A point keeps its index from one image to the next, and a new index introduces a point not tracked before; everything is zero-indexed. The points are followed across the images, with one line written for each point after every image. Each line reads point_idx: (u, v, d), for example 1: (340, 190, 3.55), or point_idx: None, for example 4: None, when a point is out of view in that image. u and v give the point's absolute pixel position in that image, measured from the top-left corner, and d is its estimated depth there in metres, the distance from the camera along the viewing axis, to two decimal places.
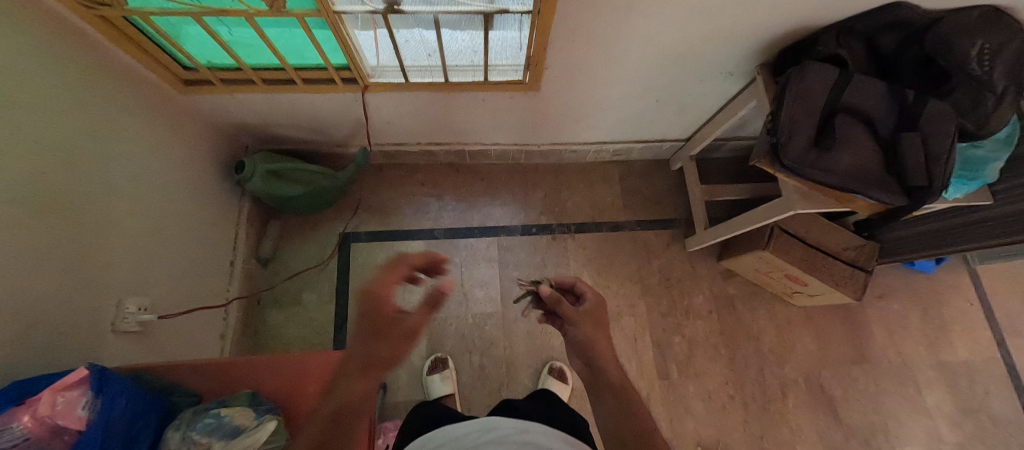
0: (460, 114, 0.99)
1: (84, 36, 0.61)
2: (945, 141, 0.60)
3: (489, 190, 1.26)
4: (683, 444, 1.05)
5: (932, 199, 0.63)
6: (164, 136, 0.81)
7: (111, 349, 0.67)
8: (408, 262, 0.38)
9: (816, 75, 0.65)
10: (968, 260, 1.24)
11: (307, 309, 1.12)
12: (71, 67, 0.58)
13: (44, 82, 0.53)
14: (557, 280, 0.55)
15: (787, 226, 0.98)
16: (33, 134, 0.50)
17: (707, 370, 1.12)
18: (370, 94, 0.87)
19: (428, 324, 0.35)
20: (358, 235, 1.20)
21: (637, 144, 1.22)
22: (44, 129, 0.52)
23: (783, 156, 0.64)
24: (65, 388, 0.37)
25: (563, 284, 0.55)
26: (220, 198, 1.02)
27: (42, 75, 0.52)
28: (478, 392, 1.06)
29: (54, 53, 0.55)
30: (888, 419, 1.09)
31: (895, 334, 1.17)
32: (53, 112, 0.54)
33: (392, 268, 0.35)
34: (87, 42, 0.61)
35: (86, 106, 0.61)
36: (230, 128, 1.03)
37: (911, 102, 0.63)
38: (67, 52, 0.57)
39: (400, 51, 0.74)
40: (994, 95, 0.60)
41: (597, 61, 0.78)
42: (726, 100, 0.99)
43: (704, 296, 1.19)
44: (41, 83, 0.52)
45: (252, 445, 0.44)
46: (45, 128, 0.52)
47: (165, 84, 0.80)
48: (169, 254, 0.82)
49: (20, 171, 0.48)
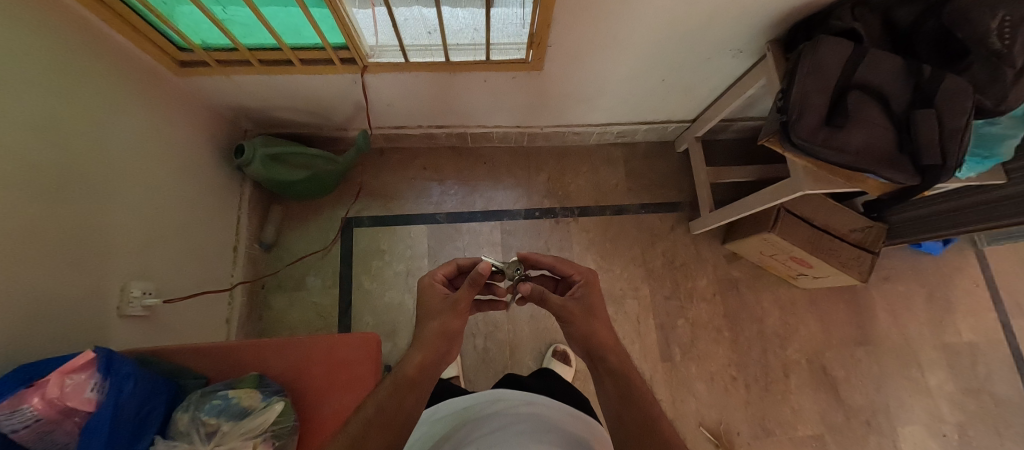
0: (461, 95, 0.97)
1: (74, 15, 0.58)
2: (962, 117, 0.57)
3: (492, 174, 1.24)
4: (685, 423, 1.07)
5: (946, 177, 0.61)
6: (162, 120, 0.79)
7: (118, 333, 0.67)
8: (456, 262, 0.51)
9: (831, 49, 0.62)
10: (975, 242, 1.22)
11: (311, 293, 1.13)
12: (65, 47, 0.56)
13: (37, 66, 0.51)
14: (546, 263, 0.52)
15: (794, 207, 0.96)
16: (29, 121, 0.49)
17: (709, 352, 1.13)
18: (369, 75, 0.85)
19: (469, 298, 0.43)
20: (361, 220, 1.19)
21: (643, 125, 1.20)
22: (44, 113, 0.51)
23: (792, 135, 0.63)
24: (74, 370, 0.37)
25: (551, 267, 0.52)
26: (221, 184, 1.01)
27: (35, 59, 0.50)
28: (482, 374, 1.08)
29: (47, 35, 0.53)
30: (890, 400, 1.10)
31: (898, 316, 1.17)
32: (48, 96, 0.52)
33: (443, 263, 0.49)
34: (81, 23, 0.59)
35: (83, 88, 0.59)
36: (227, 111, 1.01)
37: (927, 77, 0.59)
38: (62, 33, 0.56)
39: (400, 30, 0.71)
40: (1015, 69, 0.55)
41: (603, 39, 0.76)
42: (734, 79, 0.96)
43: (708, 279, 1.19)
44: (34, 66, 0.50)
45: (260, 426, 0.44)
46: (40, 114, 0.50)
47: (162, 67, 0.78)
48: (172, 240, 0.82)
49: (17, 159, 0.47)
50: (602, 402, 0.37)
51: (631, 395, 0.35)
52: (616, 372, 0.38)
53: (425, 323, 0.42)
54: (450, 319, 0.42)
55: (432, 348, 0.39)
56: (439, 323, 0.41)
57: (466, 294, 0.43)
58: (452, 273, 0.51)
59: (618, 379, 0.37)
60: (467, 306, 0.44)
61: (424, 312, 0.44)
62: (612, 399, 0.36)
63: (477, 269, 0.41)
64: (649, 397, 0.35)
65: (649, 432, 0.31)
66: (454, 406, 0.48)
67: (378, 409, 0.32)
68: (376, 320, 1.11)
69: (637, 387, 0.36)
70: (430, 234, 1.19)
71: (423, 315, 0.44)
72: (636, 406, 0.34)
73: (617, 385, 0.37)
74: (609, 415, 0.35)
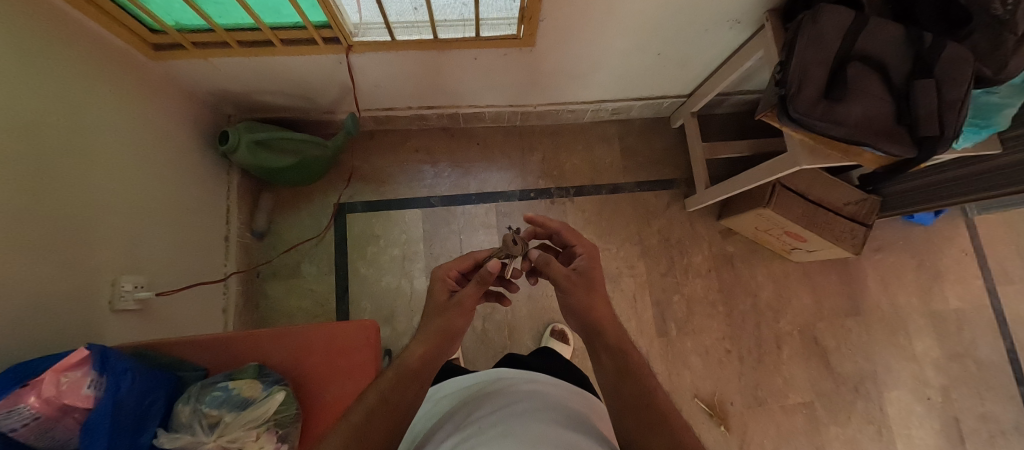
0: (451, 74, 0.93)
1: (52, 6, 0.55)
2: (961, 87, 0.56)
3: (486, 156, 1.22)
4: (681, 395, 1.10)
5: (943, 148, 0.60)
6: (143, 110, 0.76)
7: (112, 328, 0.67)
8: (473, 257, 0.49)
9: (832, 18, 0.60)
10: (966, 212, 1.24)
11: (308, 281, 1.13)
12: (45, 40, 0.54)
13: (11, 58, 0.47)
14: (550, 224, 0.52)
15: (788, 182, 0.96)
16: (5, 118, 0.46)
17: (705, 327, 1.15)
18: (353, 55, 0.81)
19: (478, 297, 0.42)
20: (354, 206, 1.17)
21: (638, 102, 1.17)
22: (28, 111, 0.50)
23: (791, 109, 0.61)
24: (69, 368, 0.37)
25: (548, 228, 0.53)
26: (208, 173, 0.99)
27: (18, 55, 0.49)
28: (482, 354, 1.10)
29: (20, 24, 0.49)
30: (877, 366, 1.14)
31: (888, 286, 1.20)
32: (28, 92, 0.50)
33: (460, 260, 0.48)
34: (59, 13, 0.57)
35: (65, 83, 0.57)
36: (207, 97, 0.97)
37: (928, 46, 0.57)
38: (41, 23, 0.53)
39: (385, 6, 0.68)
40: (1016, 35, 0.53)
41: (596, 13, 0.73)
42: (731, 52, 0.93)
43: (703, 255, 1.20)
44: (17, 63, 0.48)
45: (263, 415, 0.44)
46: (21, 110, 0.48)
47: (133, 51, 0.73)
48: (160, 232, 0.80)
49: (5, 160, 0.46)
50: (599, 378, 0.37)
51: (627, 369, 0.35)
52: (613, 348, 0.38)
53: (431, 323, 0.41)
54: (455, 317, 0.41)
55: (438, 349, 0.38)
56: (443, 320, 0.40)
57: (472, 293, 0.42)
58: (468, 269, 0.49)
59: (614, 354, 0.37)
60: (473, 304, 0.43)
61: (433, 307, 0.44)
62: (608, 373, 0.36)
63: (487, 269, 0.42)
64: (644, 371, 0.36)
65: (645, 405, 0.32)
66: (455, 386, 0.49)
67: (379, 399, 0.32)
68: (374, 306, 1.12)
69: (632, 362, 0.36)
70: (425, 218, 1.17)
71: (438, 309, 0.43)
72: (631, 379, 0.35)
73: (614, 359, 0.37)
74: (606, 389, 0.36)
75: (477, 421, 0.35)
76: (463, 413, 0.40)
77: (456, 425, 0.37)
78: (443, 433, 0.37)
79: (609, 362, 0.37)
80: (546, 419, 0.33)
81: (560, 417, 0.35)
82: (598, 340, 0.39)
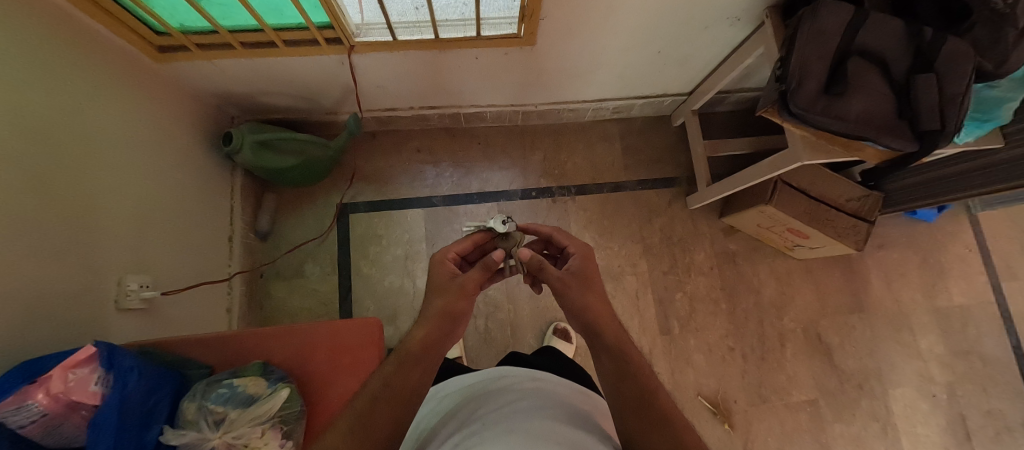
0: (451, 74, 0.94)
1: (62, 13, 0.57)
2: (960, 82, 0.56)
3: (488, 155, 1.23)
4: (684, 394, 1.10)
5: (944, 143, 0.60)
6: (148, 112, 0.77)
7: (118, 327, 0.67)
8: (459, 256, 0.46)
9: (832, 14, 0.60)
10: (969, 208, 1.23)
11: (311, 281, 1.13)
12: (55, 45, 0.55)
13: (19, 61, 0.48)
14: (539, 230, 0.53)
15: (791, 179, 0.96)
16: (16, 119, 0.47)
17: (707, 325, 1.15)
18: (355, 56, 0.81)
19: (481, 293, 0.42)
20: (356, 206, 1.18)
21: (638, 100, 1.17)
22: (39, 114, 0.51)
23: (792, 105, 0.61)
24: (76, 365, 0.37)
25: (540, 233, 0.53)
26: (212, 173, 0.99)
27: (29, 59, 0.50)
28: (485, 353, 1.09)
29: (28, 28, 0.50)
30: (882, 363, 1.13)
31: (892, 282, 1.19)
32: (40, 96, 0.52)
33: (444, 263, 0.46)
34: (69, 21, 0.58)
35: (75, 88, 0.59)
36: (213, 99, 0.98)
37: (928, 40, 0.57)
38: (51, 29, 0.55)
39: (387, 8, 0.68)
40: (1017, 28, 0.53)
41: (595, 13, 0.73)
42: (732, 49, 0.93)
43: (705, 253, 1.20)
44: (30, 67, 0.50)
45: (268, 411, 0.45)
46: (31, 113, 0.50)
47: (138, 53, 0.74)
48: (166, 234, 0.81)
49: (17, 160, 0.47)
50: (600, 376, 0.37)
51: (627, 370, 0.35)
52: (612, 349, 0.38)
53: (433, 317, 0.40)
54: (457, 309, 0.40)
55: (441, 341, 0.38)
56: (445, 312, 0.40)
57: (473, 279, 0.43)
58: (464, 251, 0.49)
59: (614, 354, 0.37)
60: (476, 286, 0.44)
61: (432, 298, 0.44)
62: (608, 373, 0.36)
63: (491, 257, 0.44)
64: (645, 371, 0.36)
65: (647, 405, 0.32)
66: (458, 384, 0.49)
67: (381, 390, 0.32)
68: (377, 305, 1.12)
69: (632, 362, 0.36)
70: (427, 217, 1.18)
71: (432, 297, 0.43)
72: (632, 380, 0.34)
73: (614, 360, 0.37)
74: (608, 388, 0.36)
75: (482, 416, 0.35)
76: (466, 411, 0.40)
77: (459, 423, 0.37)
78: (447, 431, 0.37)
79: (610, 362, 0.37)
80: (549, 415, 0.33)
81: (562, 414, 0.35)
82: (599, 341, 0.39)
